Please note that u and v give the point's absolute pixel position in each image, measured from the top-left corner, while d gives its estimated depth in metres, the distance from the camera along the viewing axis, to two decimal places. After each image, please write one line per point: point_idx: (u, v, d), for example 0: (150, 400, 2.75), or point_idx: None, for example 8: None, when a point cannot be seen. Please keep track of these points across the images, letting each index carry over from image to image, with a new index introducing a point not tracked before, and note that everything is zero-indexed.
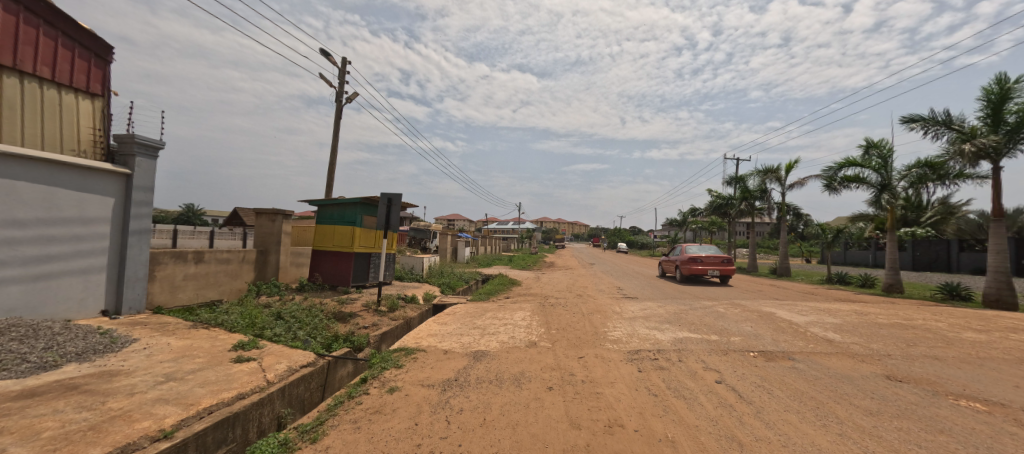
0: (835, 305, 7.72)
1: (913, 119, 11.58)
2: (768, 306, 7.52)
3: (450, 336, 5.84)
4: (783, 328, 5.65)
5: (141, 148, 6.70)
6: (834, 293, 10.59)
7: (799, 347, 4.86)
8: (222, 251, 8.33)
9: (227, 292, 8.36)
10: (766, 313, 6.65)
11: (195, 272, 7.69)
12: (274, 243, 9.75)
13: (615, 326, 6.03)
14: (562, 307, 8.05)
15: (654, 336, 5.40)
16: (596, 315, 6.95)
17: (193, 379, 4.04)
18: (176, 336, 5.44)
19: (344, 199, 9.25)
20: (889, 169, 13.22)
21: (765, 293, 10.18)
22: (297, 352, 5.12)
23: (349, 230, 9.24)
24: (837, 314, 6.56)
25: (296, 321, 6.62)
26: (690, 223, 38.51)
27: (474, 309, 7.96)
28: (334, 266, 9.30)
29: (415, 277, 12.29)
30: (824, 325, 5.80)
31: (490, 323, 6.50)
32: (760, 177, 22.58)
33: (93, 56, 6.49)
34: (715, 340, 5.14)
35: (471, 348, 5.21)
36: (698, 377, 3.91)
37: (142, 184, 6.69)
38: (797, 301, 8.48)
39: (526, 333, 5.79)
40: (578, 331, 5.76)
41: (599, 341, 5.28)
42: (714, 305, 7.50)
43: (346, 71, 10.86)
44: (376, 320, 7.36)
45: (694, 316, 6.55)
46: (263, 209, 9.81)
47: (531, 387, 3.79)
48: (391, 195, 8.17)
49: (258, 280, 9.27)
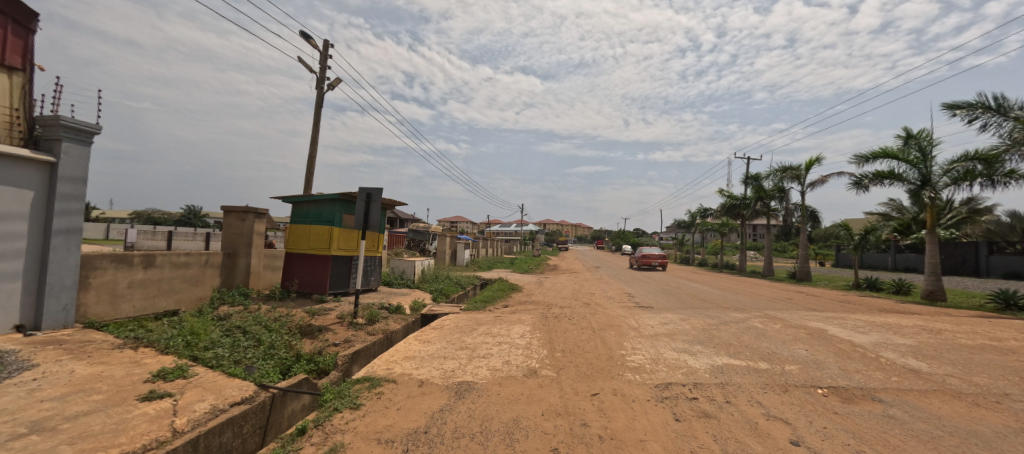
0: (890, 319, 6.52)
1: (960, 107, 10.47)
2: (811, 320, 6.35)
3: (430, 360, 4.74)
4: (846, 352, 4.52)
5: (69, 132, 5.64)
6: (874, 303, 9.39)
7: (881, 382, 3.72)
8: (178, 253, 7.29)
9: (184, 301, 7.36)
10: (816, 330, 5.47)
11: (142, 279, 6.64)
12: (244, 245, 8.69)
13: (634, 348, 4.90)
14: (567, 320, 6.90)
15: (685, 363, 4.26)
16: (608, 332, 5.81)
17: (68, 431, 2.97)
18: (88, 361, 4.36)
19: (321, 196, 8.20)
20: (927, 163, 12.05)
21: (796, 301, 9.02)
22: (233, 383, 4.04)
23: (326, 230, 8.18)
24: (904, 332, 5.38)
25: (249, 338, 5.55)
26: (698, 226, 37.26)
27: (465, 322, 6.86)
28: (310, 271, 8.23)
29: (404, 283, 11.18)
30: (897, 347, 4.65)
31: (482, 342, 5.39)
32: (777, 176, 21.34)
33: (11, 22, 5.45)
34: (767, 370, 4.00)
35: (454, 378, 4.11)
36: (764, 436, 2.77)
37: (71, 174, 5.64)
38: (843, 313, 7.28)
39: (524, 357, 4.67)
40: (588, 355, 4.64)
41: (616, 369, 4.16)
42: (747, 319, 6.35)
43: (328, 54, 9.80)
44: (349, 335, 6.28)
45: (727, 333, 5.40)
46: (231, 206, 8.71)
47: (529, 448, 2.68)
48: (370, 189, 7.12)
49: (224, 286, 8.23)
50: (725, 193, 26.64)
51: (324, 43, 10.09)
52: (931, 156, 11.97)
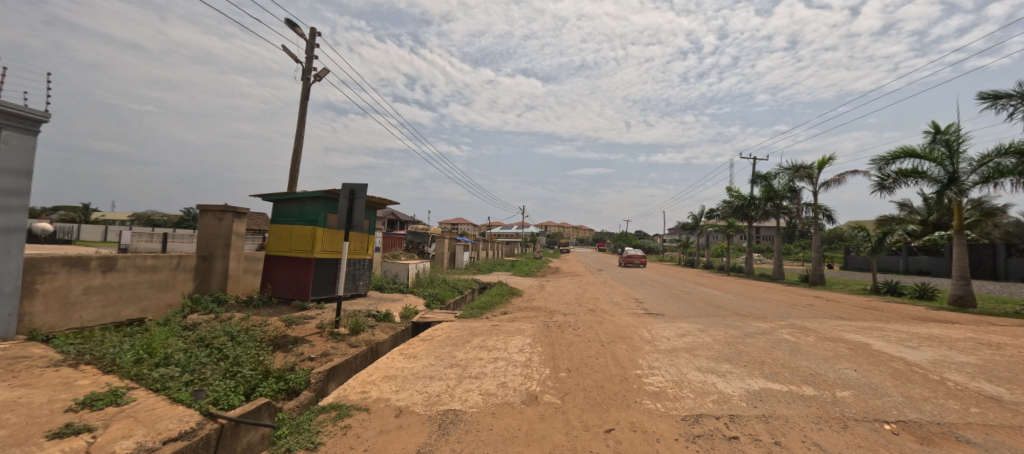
0: (936, 331, 5.80)
1: (995, 97, 9.77)
2: (847, 331, 5.63)
3: (414, 380, 4.09)
4: (903, 373, 3.83)
5: (10, 119, 4.98)
6: (903, 310, 8.68)
7: (959, 415, 3.04)
8: (144, 256, 6.65)
9: (150, 309, 6.71)
10: (858, 344, 4.78)
11: (101, 285, 5.99)
12: (221, 247, 8.05)
13: (650, 365, 4.25)
14: (572, 330, 6.21)
15: (714, 387, 3.57)
16: (619, 345, 5.13)
17: None
18: (8, 384, 3.68)
19: (302, 193, 7.54)
20: (956, 160, 11.31)
21: (818, 309, 8.30)
22: (175, 412, 3.39)
23: (308, 231, 7.52)
24: (960, 348, 4.68)
25: (211, 353, 4.88)
26: (702, 228, 36.70)
27: (458, 332, 6.19)
28: (290, 275, 7.57)
29: (397, 287, 10.51)
30: (961, 367, 3.96)
31: (475, 358, 4.71)
32: (788, 175, 20.57)
33: None
34: (815, 398, 3.32)
35: (440, 405, 3.46)
36: None
37: (12, 166, 4.97)
38: (880, 323, 6.56)
39: (523, 378, 4.02)
40: (599, 375, 3.99)
41: (633, 395, 3.48)
42: (774, 330, 5.64)
43: (314, 43, 9.18)
44: (328, 348, 5.62)
45: (757, 348, 4.70)
46: (208, 205, 8.08)
47: None
48: (354, 185, 6.45)
49: (197, 292, 7.58)
50: (733, 193, 25.92)
51: (310, 31, 9.47)
52: (959, 152, 11.24)
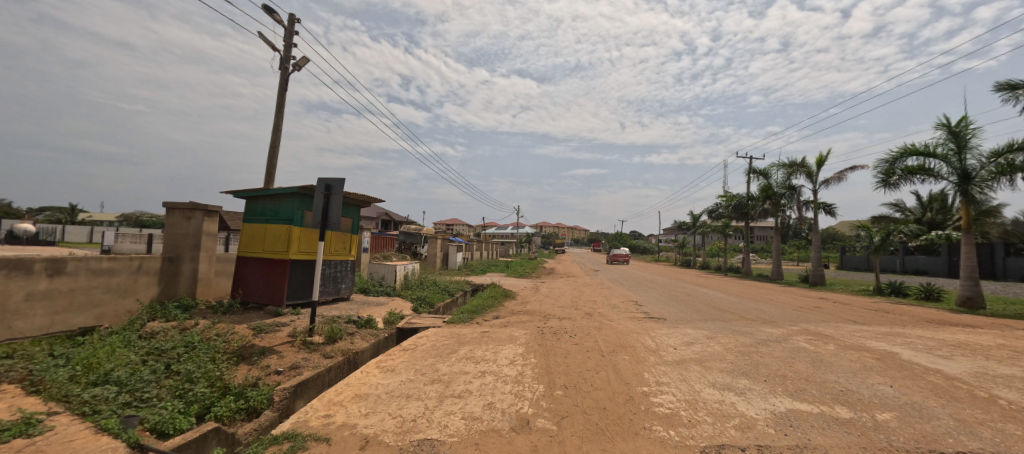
0: (962, 337, 5.35)
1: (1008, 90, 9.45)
2: (867, 338, 5.18)
3: (388, 399, 3.57)
4: (945, 389, 3.36)
5: None
6: (915, 312, 8.28)
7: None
8: (99, 258, 6.06)
9: (107, 316, 6.12)
10: (885, 354, 4.32)
11: (48, 290, 5.39)
12: (189, 248, 7.46)
13: (656, 380, 3.76)
14: (568, 338, 5.70)
15: (735, 409, 3.08)
16: (620, 355, 4.63)
17: None
18: None
19: (277, 189, 6.97)
20: (964, 155, 10.99)
21: (828, 311, 7.88)
22: (97, 444, 2.83)
23: (283, 230, 6.96)
24: (998, 357, 4.22)
25: (162, 367, 4.32)
26: (699, 227, 36.39)
27: (444, 341, 5.65)
28: (264, 279, 7.00)
29: (383, 291, 9.94)
30: (1008, 382, 3.50)
31: (460, 373, 4.18)
32: (784, 172, 20.27)
33: None
34: (854, 422, 2.84)
35: (415, 434, 2.93)
36: None
37: None
38: (899, 327, 6.11)
39: (513, 397, 3.51)
40: (599, 394, 3.48)
41: (641, 419, 2.98)
42: (788, 337, 5.18)
43: (292, 29, 8.60)
44: (298, 359, 5.07)
45: (774, 359, 4.23)
46: (174, 203, 7.46)
47: None
48: (330, 180, 5.90)
49: (162, 298, 6.99)
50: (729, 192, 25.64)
51: (289, 18, 8.92)
52: (969, 148, 10.91)
